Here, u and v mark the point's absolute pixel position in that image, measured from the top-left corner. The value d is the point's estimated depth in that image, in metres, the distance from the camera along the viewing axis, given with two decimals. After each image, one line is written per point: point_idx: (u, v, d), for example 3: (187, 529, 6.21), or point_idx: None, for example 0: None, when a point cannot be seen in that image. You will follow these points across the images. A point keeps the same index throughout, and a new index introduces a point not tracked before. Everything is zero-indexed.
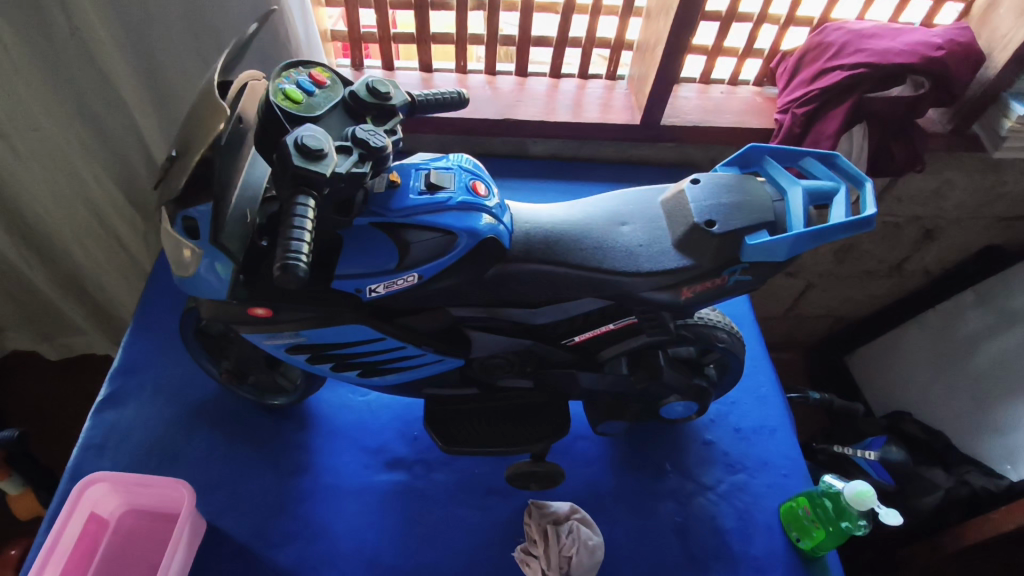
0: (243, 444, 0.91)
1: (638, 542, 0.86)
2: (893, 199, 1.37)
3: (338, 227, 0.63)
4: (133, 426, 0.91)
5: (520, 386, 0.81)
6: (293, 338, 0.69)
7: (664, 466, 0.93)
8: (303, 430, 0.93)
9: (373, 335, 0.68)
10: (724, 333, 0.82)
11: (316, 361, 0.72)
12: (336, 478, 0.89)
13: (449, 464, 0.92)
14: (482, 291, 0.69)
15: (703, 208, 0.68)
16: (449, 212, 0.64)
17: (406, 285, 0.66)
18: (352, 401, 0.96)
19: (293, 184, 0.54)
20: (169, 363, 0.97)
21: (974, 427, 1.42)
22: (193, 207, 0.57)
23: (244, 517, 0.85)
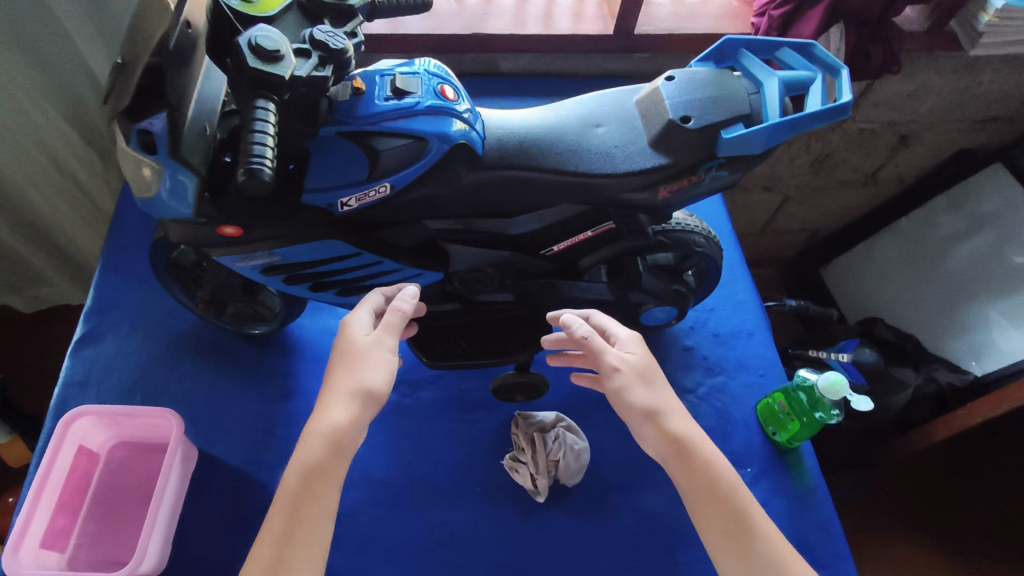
0: (227, 373, 0.91)
1: (622, 443, 0.89)
2: (869, 104, 1.35)
3: (305, 139, 0.60)
4: (114, 362, 0.90)
5: (501, 300, 0.81)
6: (268, 259, 0.67)
7: None
8: (287, 357, 0.93)
9: (348, 252, 0.67)
10: (702, 238, 0.83)
11: (293, 282, 0.71)
12: None
13: (434, 383, 0.93)
14: (456, 201, 0.68)
15: (679, 104, 0.67)
16: (418, 117, 0.61)
17: (378, 196, 0.64)
18: (333, 327, 0.96)
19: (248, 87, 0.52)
20: (144, 299, 0.95)
21: (944, 326, 1.48)
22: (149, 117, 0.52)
23: (235, 442, 0.86)
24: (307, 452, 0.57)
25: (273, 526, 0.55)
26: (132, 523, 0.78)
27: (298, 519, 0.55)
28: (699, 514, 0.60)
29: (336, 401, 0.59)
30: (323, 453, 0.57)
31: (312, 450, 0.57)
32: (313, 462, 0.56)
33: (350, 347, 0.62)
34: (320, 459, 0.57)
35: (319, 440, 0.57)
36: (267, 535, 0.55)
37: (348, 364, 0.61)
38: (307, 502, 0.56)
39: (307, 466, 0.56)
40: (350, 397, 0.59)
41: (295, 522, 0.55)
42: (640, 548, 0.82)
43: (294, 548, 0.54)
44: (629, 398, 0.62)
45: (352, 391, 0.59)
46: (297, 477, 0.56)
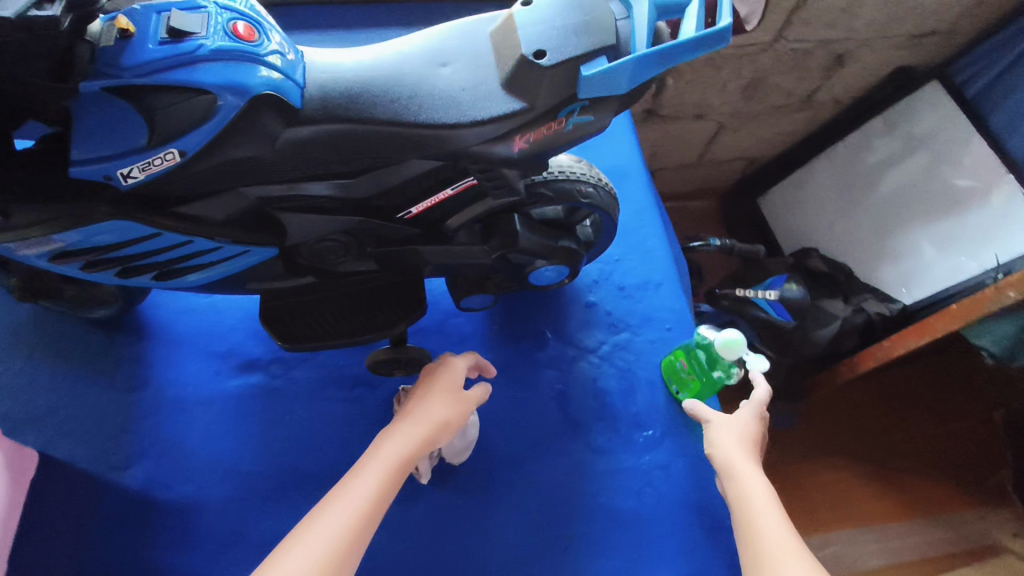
0: (69, 366, 0.80)
1: (517, 414, 0.83)
2: (801, 22, 1.24)
3: (66, 99, 0.50)
4: None
5: (363, 270, 0.72)
6: (51, 246, 0.56)
7: (544, 334, 0.88)
8: (142, 342, 0.83)
9: (145, 232, 0.56)
10: (591, 187, 0.73)
11: (96, 269, 0.60)
12: (183, 389, 0.81)
13: (310, 359, 0.84)
14: (274, 165, 0.56)
15: (533, 35, 0.56)
16: (202, 65, 0.50)
17: (169, 165, 0.52)
18: (195, 304, 0.86)
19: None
20: None
21: (875, 255, 1.44)
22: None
23: (81, 441, 0.77)
24: (404, 445, 0.61)
25: (359, 484, 0.57)
26: None
27: (382, 493, 0.57)
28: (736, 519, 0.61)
29: (433, 422, 0.65)
30: (413, 455, 0.62)
31: (409, 447, 0.62)
32: (406, 456, 0.61)
33: (450, 385, 0.69)
34: (410, 459, 0.61)
35: (415, 441, 0.62)
36: (350, 489, 0.56)
37: (447, 395, 0.68)
38: (393, 484, 0.59)
39: (401, 456, 0.61)
40: (441, 423, 0.65)
41: (381, 496, 0.57)
42: (533, 525, 0.77)
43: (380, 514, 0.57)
44: (716, 441, 0.70)
45: (442, 421, 0.65)
46: (391, 460, 0.60)
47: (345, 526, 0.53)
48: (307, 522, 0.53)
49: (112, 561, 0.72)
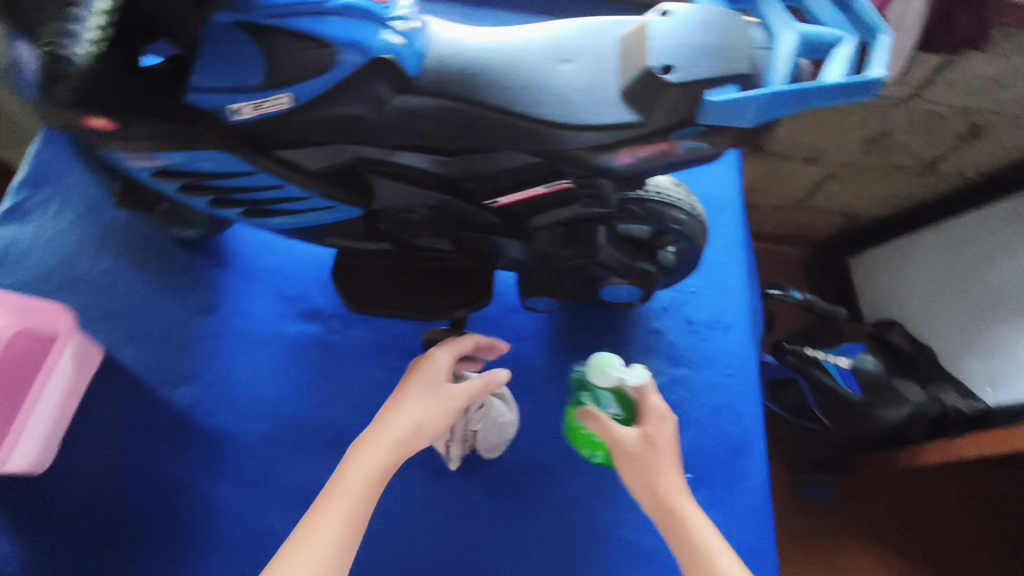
0: (148, 276, 0.84)
1: (556, 424, 0.81)
2: (944, 83, 1.15)
3: (194, 25, 0.50)
4: (35, 243, 0.85)
5: (438, 248, 0.72)
6: (154, 163, 0.58)
7: (601, 350, 0.86)
8: (218, 268, 0.86)
9: (242, 167, 0.57)
10: (684, 214, 0.71)
11: (190, 192, 0.62)
12: (245, 322, 0.84)
13: (369, 322, 0.85)
14: (377, 127, 0.56)
15: (666, 47, 0.53)
16: (331, 18, 0.51)
17: (280, 109, 0.53)
18: (274, 245, 0.88)
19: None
20: (76, 180, 0.88)
21: (964, 343, 1.32)
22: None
23: (144, 349, 0.80)
24: (373, 463, 0.58)
25: (327, 520, 0.54)
26: None
27: (356, 520, 0.55)
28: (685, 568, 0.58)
29: (411, 431, 0.61)
30: (383, 472, 0.58)
31: (379, 463, 0.58)
32: (375, 475, 0.57)
33: (426, 381, 0.64)
34: (382, 476, 0.58)
35: (390, 453, 0.59)
36: (321, 524, 0.54)
37: (429, 393, 0.64)
38: (365, 510, 0.56)
39: (371, 476, 0.57)
40: (417, 425, 0.61)
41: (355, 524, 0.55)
42: (548, 539, 0.75)
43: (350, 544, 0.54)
44: (639, 476, 0.62)
45: (417, 424, 0.61)
46: (361, 483, 0.56)
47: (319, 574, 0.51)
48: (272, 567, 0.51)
49: (146, 468, 0.74)
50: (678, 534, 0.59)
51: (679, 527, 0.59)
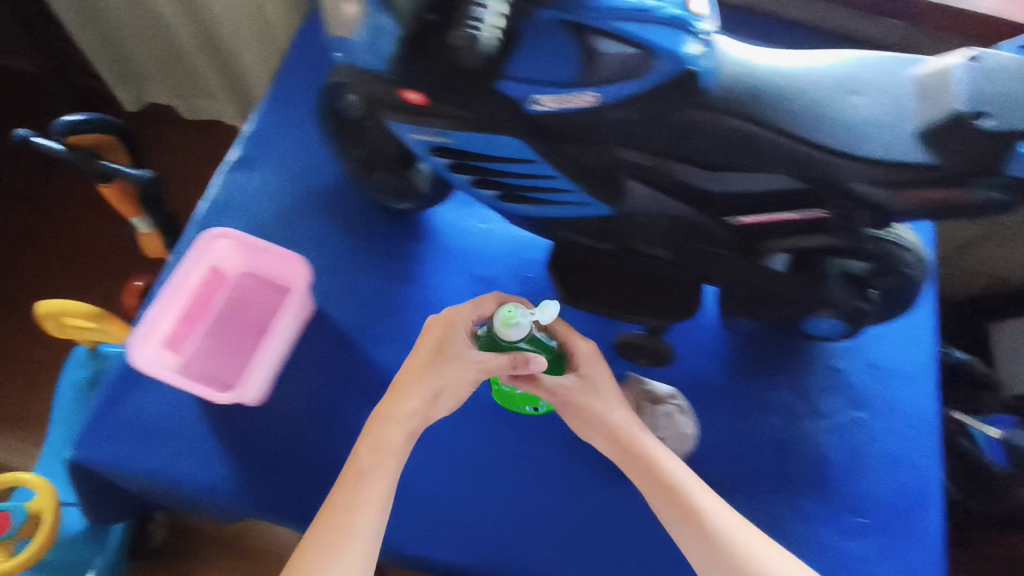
0: (356, 240, 0.89)
1: (729, 444, 0.83)
2: None
3: (519, 16, 0.54)
4: (260, 194, 0.92)
5: (655, 255, 0.73)
6: (441, 139, 0.61)
7: (780, 380, 0.86)
8: (418, 242, 0.90)
9: (528, 156, 0.60)
10: (912, 258, 0.69)
11: (458, 171, 0.65)
12: (442, 298, 0.87)
13: (555, 314, 0.87)
14: (661, 134, 0.57)
15: (975, 93, 0.54)
16: (653, 24, 0.52)
17: (582, 105, 0.55)
18: (470, 227, 0.91)
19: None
20: (299, 139, 0.94)
21: None
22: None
23: (350, 306, 0.86)
24: (374, 436, 0.64)
25: (342, 494, 0.62)
26: (239, 355, 0.80)
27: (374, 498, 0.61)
28: (689, 551, 0.63)
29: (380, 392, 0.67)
30: (398, 441, 0.64)
31: (386, 435, 0.64)
32: (384, 447, 0.64)
33: (435, 346, 0.67)
34: (393, 446, 0.64)
35: (403, 434, 0.65)
36: (344, 500, 0.61)
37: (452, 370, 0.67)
38: (383, 479, 0.62)
39: (375, 447, 0.63)
40: (424, 391, 0.66)
41: (381, 496, 0.62)
42: None
43: (373, 506, 0.61)
44: (592, 417, 0.69)
45: (433, 389, 0.66)
46: (371, 457, 0.63)
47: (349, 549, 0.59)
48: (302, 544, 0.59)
49: (343, 418, 0.79)
50: (674, 520, 0.64)
51: (671, 507, 0.64)
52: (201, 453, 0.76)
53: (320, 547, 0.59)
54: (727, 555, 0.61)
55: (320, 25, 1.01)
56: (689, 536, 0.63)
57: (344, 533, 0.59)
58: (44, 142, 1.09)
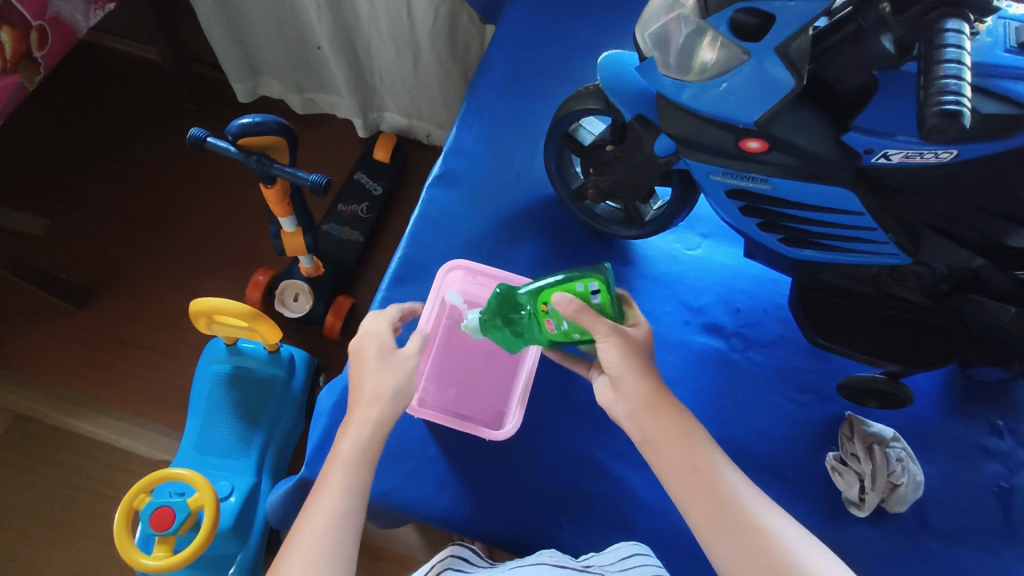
0: (563, 262, 0.87)
1: (951, 490, 0.80)
2: None
3: (881, 68, 0.50)
4: (463, 210, 0.90)
5: (909, 298, 0.72)
6: (753, 184, 0.59)
7: (998, 424, 0.83)
8: (626, 266, 0.88)
9: (853, 209, 0.58)
10: None
11: (747, 214, 0.64)
12: (655, 324, 0.86)
13: (769, 347, 0.85)
14: (989, 189, 0.56)
15: None
16: None
17: (932, 161, 0.53)
18: (679, 253, 0.90)
19: None
20: (501, 157, 0.93)
21: None
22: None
23: None
24: (357, 433, 0.59)
25: (331, 488, 0.56)
26: (477, 382, 0.83)
27: (352, 486, 0.56)
28: (688, 509, 0.56)
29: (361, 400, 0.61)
30: (374, 433, 0.60)
31: (366, 432, 0.59)
32: (363, 446, 0.59)
33: (378, 355, 0.64)
34: (369, 440, 0.59)
35: (372, 422, 0.60)
36: (325, 494, 0.55)
37: (392, 362, 0.64)
38: (359, 471, 0.57)
39: (357, 443, 0.59)
40: (387, 390, 0.61)
41: (350, 490, 0.56)
42: None
43: (353, 506, 0.55)
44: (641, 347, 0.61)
45: (395, 388, 0.62)
46: (355, 452, 0.58)
47: (323, 540, 0.52)
48: (285, 548, 0.52)
49: (565, 448, 0.78)
50: (670, 475, 0.57)
51: (670, 462, 0.57)
52: (431, 476, 0.76)
53: (303, 548, 0.52)
54: (732, 513, 0.54)
55: (512, 40, 1.00)
56: (690, 493, 0.55)
57: (329, 534, 0.53)
58: (221, 144, 1.10)
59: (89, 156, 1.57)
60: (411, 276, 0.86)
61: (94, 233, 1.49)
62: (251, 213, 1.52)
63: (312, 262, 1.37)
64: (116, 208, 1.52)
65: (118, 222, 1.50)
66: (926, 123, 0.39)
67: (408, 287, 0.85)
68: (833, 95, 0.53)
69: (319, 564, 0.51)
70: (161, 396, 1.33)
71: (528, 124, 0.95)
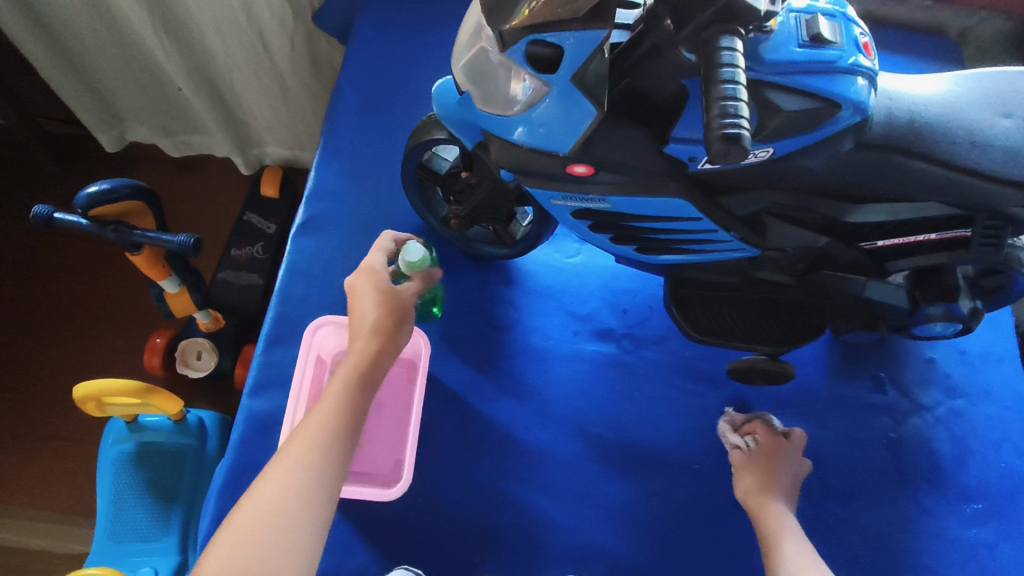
0: (446, 291, 0.86)
1: (847, 451, 0.83)
2: None
3: (686, 79, 0.50)
4: (334, 255, 0.86)
5: (777, 281, 0.73)
6: (593, 203, 0.59)
7: (880, 378, 0.86)
8: (509, 285, 0.87)
9: (690, 215, 0.58)
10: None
11: (597, 230, 0.63)
12: (545, 341, 0.85)
13: (659, 343, 0.86)
14: (812, 176, 0.57)
15: None
16: (833, 75, 0.50)
17: (752, 160, 0.55)
18: (560, 263, 0.89)
19: (712, 11, 0.41)
20: (365, 193, 0.90)
21: None
22: (542, 30, 0.44)
23: (455, 363, 0.83)
24: (357, 359, 0.63)
25: (325, 406, 0.59)
26: (371, 434, 0.80)
27: (343, 407, 0.59)
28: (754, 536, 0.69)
29: (364, 330, 0.66)
30: (371, 362, 0.63)
31: (365, 359, 0.63)
32: (361, 369, 0.62)
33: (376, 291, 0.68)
34: (368, 367, 0.63)
35: (368, 352, 0.64)
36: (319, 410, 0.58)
37: (386, 298, 0.68)
38: (355, 393, 0.61)
39: (355, 369, 0.62)
40: (386, 323, 0.66)
41: (343, 407, 0.59)
42: (857, 564, 0.77)
43: (345, 427, 0.58)
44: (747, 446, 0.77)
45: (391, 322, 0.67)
46: (351, 376, 0.62)
47: (314, 446, 0.55)
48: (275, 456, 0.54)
49: (471, 483, 0.77)
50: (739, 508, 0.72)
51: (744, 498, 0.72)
52: (336, 542, 0.73)
53: (303, 445, 0.55)
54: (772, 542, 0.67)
55: (360, 69, 0.97)
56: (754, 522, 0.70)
57: (324, 443, 0.56)
58: (71, 218, 1.02)
59: None
60: (286, 334, 0.82)
61: None
62: (131, 277, 1.42)
63: (209, 317, 1.29)
64: None
65: None
66: (716, 149, 0.38)
67: (285, 345, 0.81)
68: (648, 105, 0.53)
69: (312, 464, 0.54)
70: (61, 490, 1.23)
71: (389, 154, 0.92)
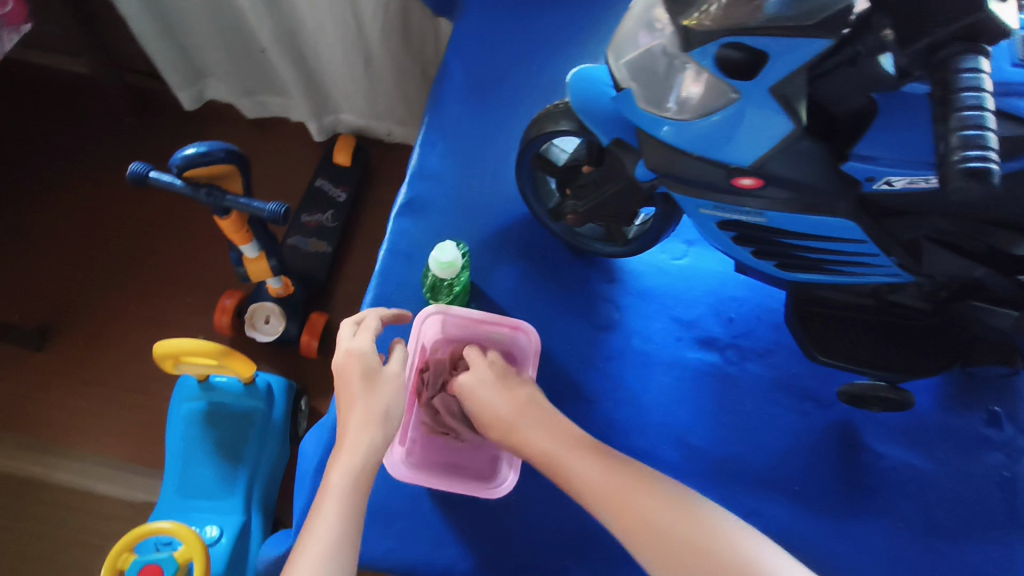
0: (548, 286, 0.83)
1: (955, 485, 0.78)
2: None
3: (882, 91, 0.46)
4: (436, 238, 0.84)
5: (914, 305, 0.69)
6: (748, 217, 0.56)
7: (998, 412, 0.81)
8: (612, 284, 0.85)
9: (853, 237, 0.55)
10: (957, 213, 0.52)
11: (742, 244, 0.60)
12: (646, 344, 0.82)
13: (765, 356, 0.83)
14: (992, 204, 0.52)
15: None
16: None
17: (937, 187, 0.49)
18: (666, 265, 0.86)
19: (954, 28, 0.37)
20: (470, 177, 0.88)
21: None
22: (739, 33, 0.41)
23: (552, 359, 0.81)
24: (350, 462, 0.60)
25: (323, 520, 0.56)
26: None
27: (343, 517, 0.57)
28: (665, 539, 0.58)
29: (352, 427, 0.62)
30: (366, 461, 0.61)
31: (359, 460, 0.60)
32: (356, 471, 0.60)
33: (367, 378, 0.65)
34: (363, 468, 0.60)
35: (363, 450, 0.61)
36: (318, 527, 0.56)
37: (374, 389, 0.65)
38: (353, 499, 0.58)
39: (350, 473, 0.60)
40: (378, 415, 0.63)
41: (343, 516, 0.56)
42: None
43: (349, 535, 0.56)
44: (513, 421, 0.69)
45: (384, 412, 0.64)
46: (346, 480, 0.59)
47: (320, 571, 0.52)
48: None
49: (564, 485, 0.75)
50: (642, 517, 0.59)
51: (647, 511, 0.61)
52: (427, 532, 0.72)
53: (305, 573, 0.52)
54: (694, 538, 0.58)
55: (471, 46, 0.93)
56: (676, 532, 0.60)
57: (330, 559, 0.53)
58: (165, 178, 1.02)
59: (26, 185, 1.46)
60: None
61: (40, 269, 1.39)
62: (208, 235, 1.43)
63: (280, 282, 1.28)
64: (60, 241, 1.41)
65: (64, 255, 1.40)
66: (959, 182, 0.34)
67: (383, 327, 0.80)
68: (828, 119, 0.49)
69: None
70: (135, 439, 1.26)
71: (495, 138, 0.89)
